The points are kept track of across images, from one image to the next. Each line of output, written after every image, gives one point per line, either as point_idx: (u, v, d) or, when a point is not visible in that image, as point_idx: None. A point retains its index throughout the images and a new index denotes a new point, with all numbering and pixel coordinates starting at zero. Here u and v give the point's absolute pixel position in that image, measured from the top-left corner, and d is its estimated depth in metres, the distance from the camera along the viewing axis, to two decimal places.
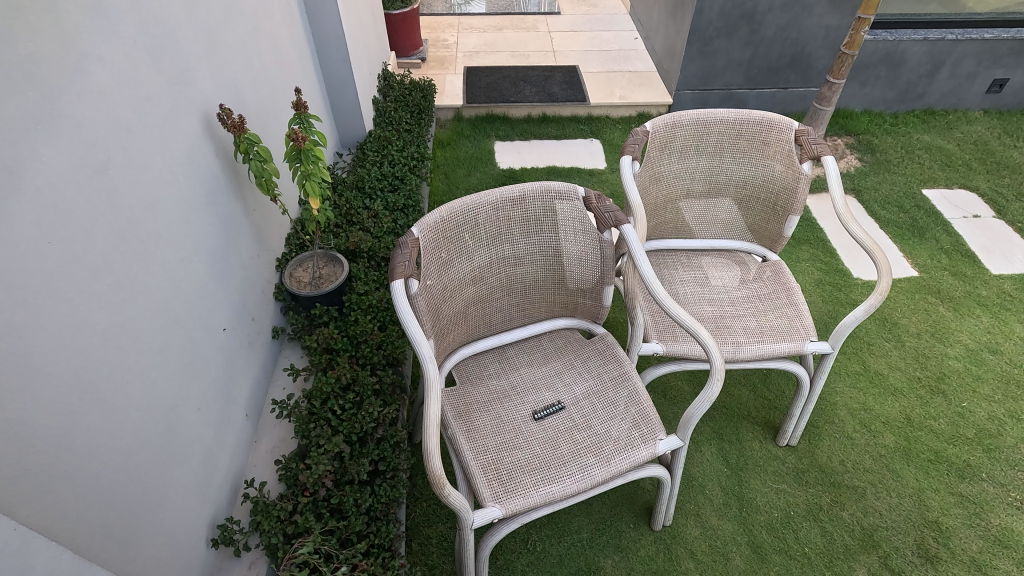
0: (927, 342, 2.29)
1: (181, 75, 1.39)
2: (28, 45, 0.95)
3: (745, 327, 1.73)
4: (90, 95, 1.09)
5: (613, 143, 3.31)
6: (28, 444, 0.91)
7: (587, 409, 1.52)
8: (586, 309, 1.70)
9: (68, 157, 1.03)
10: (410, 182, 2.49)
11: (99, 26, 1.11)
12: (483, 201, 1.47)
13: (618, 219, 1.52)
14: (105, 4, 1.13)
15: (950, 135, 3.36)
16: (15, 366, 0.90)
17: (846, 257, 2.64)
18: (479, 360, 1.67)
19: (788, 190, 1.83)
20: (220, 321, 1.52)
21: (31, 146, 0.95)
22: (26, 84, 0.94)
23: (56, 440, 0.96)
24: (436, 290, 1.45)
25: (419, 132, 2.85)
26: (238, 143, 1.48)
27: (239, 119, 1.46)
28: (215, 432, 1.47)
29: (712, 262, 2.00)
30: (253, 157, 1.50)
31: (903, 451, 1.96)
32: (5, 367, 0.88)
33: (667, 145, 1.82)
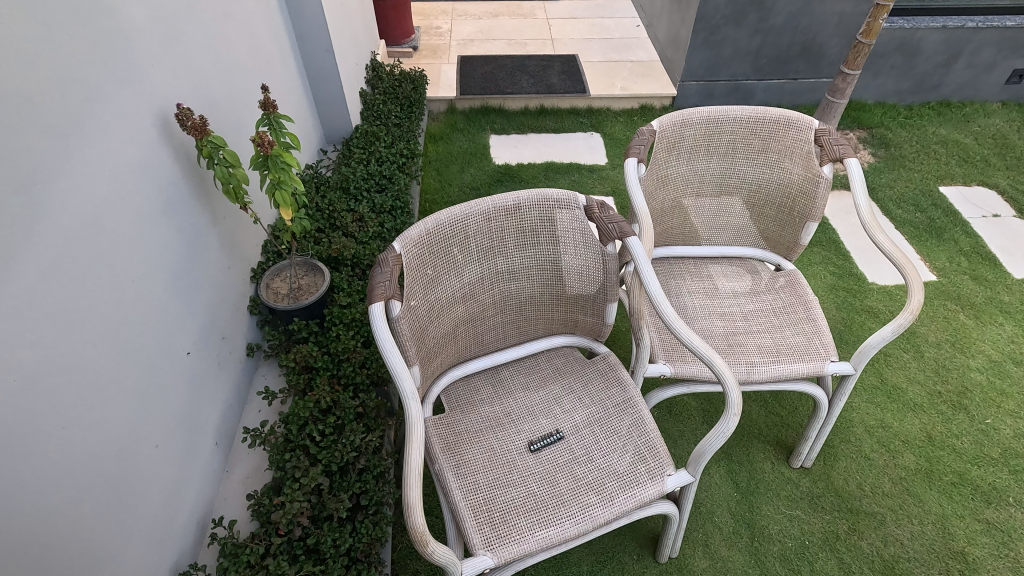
0: (948, 353, 2.16)
1: (131, 69, 1.23)
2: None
3: (759, 346, 1.59)
4: (11, 96, 0.93)
5: (614, 137, 3.15)
6: None
7: (587, 439, 1.39)
8: (587, 326, 1.56)
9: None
10: (399, 181, 2.33)
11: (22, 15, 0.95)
12: (473, 212, 1.32)
13: (622, 231, 1.38)
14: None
15: (967, 128, 3.20)
16: None
17: (859, 260, 2.51)
18: (470, 383, 1.53)
19: (806, 195, 1.68)
20: (184, 344, 1.37)
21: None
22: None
23: None
24: (421, 310, 1.31)
25: (409, 126, 2.69)
26: (201, 147, 1.32)
27: (202, 120, 1.28)
28: (178, 468, 1.32)
29: (722, 271, 1.85)
30: (218, 162, 1.34)
31: (925, 473, 1.83)
32: None
33: (676, 145, 1.68)
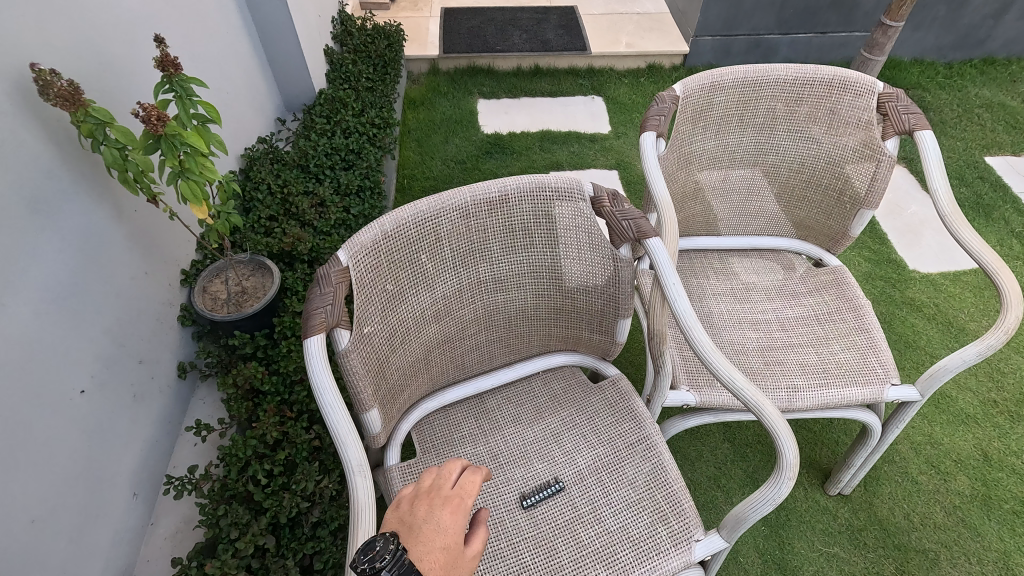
0: (1002, 353, 1.89)
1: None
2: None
3: (803, 364, 1.31)
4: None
5: (618, 101, 2.78)
6: None
7: (594, 492, 1.11)
8: (592, 344, 1.26)
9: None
10: (369, 156, 1.99)
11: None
12: (448, 207, 1.02)
13: (641, 230, 1.07)
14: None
15: (1014, 89, 2.85)
16: None
17: (897, 244, 2.21)
18: (449, 415, 1.24)
19: (858, 175, 1.38)
20: (76, 380, 1.07)
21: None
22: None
23: None
24: (380, 336, 1.02)
25: (383, 90, 2.33)
26: (78, 123, 0.98)
27: (72, 84, 0.95)
28: (74, 539, 1.04)
29: (752, 267, 1.55)
30: (106, 142, 1.01)
31: (981, 499, 1.58)
32: None
33: (702, 115, 1.35)
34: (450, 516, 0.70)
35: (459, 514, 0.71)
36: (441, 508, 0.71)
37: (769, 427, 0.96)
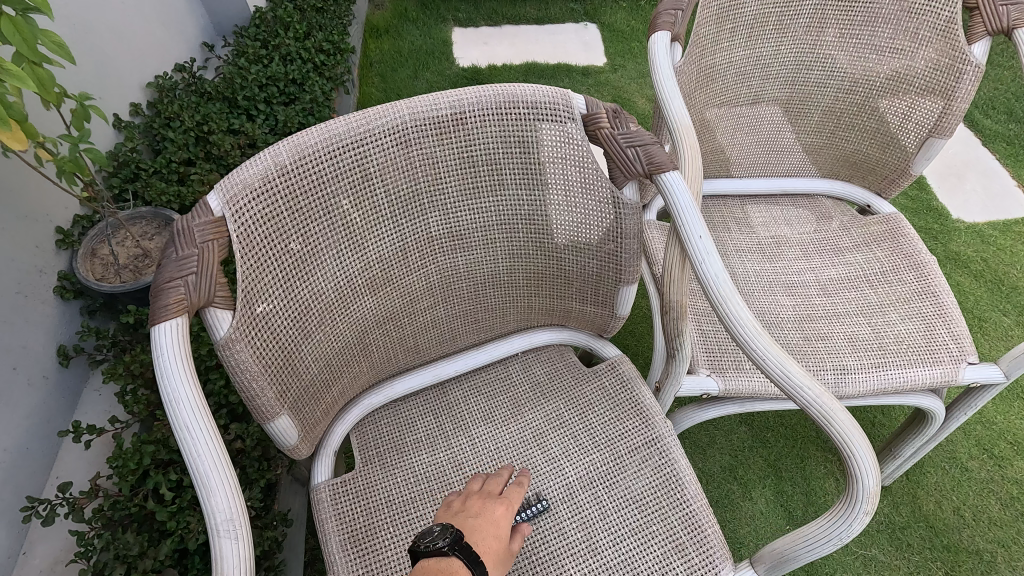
0: None
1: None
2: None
3: (853, 339, 1.03)
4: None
5: (615, 29, 2.40)
6: None
7: (587, 513, 0.85)
8: (584, 318, 0.97)
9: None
10: (315, 88, 1.64)
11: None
12: (375, 129, 0.71)
13: (653, 161, 0.76)
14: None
15: None
16: None
17: (938, 190, 1.90)
18: (400, 411, 0.96)
19: (925, 95, 1.07)
20: None
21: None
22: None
23: None
24: (284, 316, 0.72)
25: (336, 12, 1.95)
26: None
27: None
28: None
29: (782, 215, 1.25)
30: None
31: None
32: None
33: (729, 17, 1.05)
34: (502, 513, 0.71)
35: (511, 511, 0.71)
36: (493, 506, 0.71)
37: (840, 444, 0.65)
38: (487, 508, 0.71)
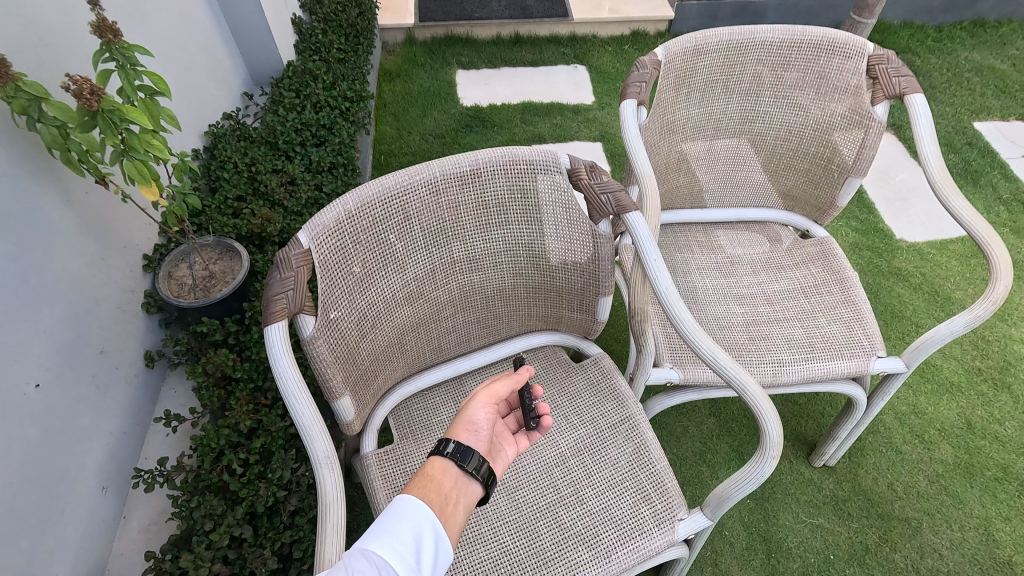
0: (987, 321, 1.87)
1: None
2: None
3: (788, 339, 1.28)
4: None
5: (602, 70, 2.69)
6: None
7: (576, 473, 1.09)
8: (573, 324, 1.23)
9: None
10: (342, 131, 1.90)
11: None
12: (415, 183, 0.96)
13: (620, 204, 1.02)
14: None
15: (1004, 53, 2.79)
16: None
17: (886, 213, 2.17)
18: (427, 399, 1.21)
19: (837, 145, 1.35)
20: (20, 373, 1.00)
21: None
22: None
23: None
24: (347, 322, 0.97)
25: (356, 62, 2.23)
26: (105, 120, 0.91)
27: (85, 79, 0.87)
28: (33, 538, 0.99)
29: (736, 239, 1.51)
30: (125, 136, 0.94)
31: (964, 468, 1.58)
32: None
33: (685, 81, 1.29)
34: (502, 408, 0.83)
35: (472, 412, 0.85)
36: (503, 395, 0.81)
37: (752, 408, 0.96)
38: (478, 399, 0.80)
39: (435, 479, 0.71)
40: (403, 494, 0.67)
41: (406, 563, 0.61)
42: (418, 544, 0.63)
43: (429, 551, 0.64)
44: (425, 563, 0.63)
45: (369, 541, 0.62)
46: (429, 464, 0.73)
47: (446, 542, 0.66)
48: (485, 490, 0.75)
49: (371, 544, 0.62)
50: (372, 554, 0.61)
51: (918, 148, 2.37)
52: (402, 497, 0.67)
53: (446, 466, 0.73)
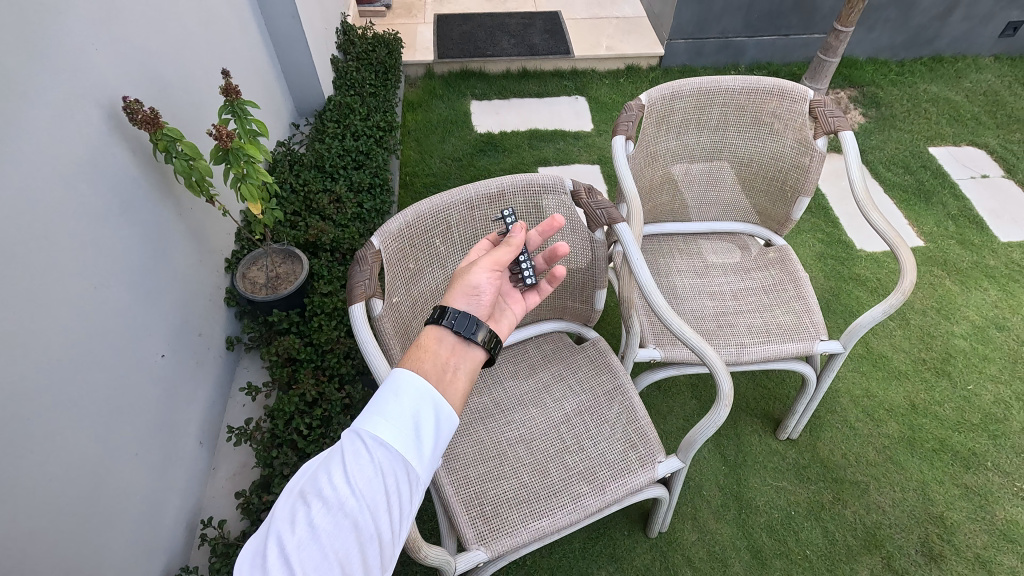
0: (933, 319, 2.17)
1: (66, 47, 1.08)
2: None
3: (750, 326, 1.58)
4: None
5: (600, 101, 3.03)
6: None
7: (578, 428, 1.38)
8: (575, 313, 1.53)
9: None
10: (377, 156, 2.22)
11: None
12: (456, 201, 1.27)
13: (611, 217, 1.33)
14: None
15: (959, 85, 3.13)
16: None
17: (848, 226, 2.48)
18: None
19: (797, 168, 1.63)
20: (156, 346, 1.29)
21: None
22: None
23: None
24: (404, 306, 1.27)
25: (386, 96, 2.56)
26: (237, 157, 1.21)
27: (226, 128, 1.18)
28: (162, 474, 1.27)
29: (711, 247, 1.82)
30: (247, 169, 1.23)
31: (907, 441, 1.87)
32: None
33: (665, 120, 1.61)
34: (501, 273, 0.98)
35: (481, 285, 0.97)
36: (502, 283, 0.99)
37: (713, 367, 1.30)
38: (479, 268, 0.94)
39: (431, 348, 0.82)
40: (397, 371, 0.75)
41: (402, 438, 0.69)
42: (411, 420, 0.70)
43: (424, 425, 0.71)
44: (421, 436, 0.70)
45: (366, 423, 0.69)
46: (426, 334, 0.84)
47: (444, 408, 0.74)
48: (485, 355, 0.86)
49: (366, 425, 0.68)
50: (370, 436, 0.67)
51: (878, 169, 2.69)
52: (395, 375, 0.74)
53: (442, 334, 0.84)
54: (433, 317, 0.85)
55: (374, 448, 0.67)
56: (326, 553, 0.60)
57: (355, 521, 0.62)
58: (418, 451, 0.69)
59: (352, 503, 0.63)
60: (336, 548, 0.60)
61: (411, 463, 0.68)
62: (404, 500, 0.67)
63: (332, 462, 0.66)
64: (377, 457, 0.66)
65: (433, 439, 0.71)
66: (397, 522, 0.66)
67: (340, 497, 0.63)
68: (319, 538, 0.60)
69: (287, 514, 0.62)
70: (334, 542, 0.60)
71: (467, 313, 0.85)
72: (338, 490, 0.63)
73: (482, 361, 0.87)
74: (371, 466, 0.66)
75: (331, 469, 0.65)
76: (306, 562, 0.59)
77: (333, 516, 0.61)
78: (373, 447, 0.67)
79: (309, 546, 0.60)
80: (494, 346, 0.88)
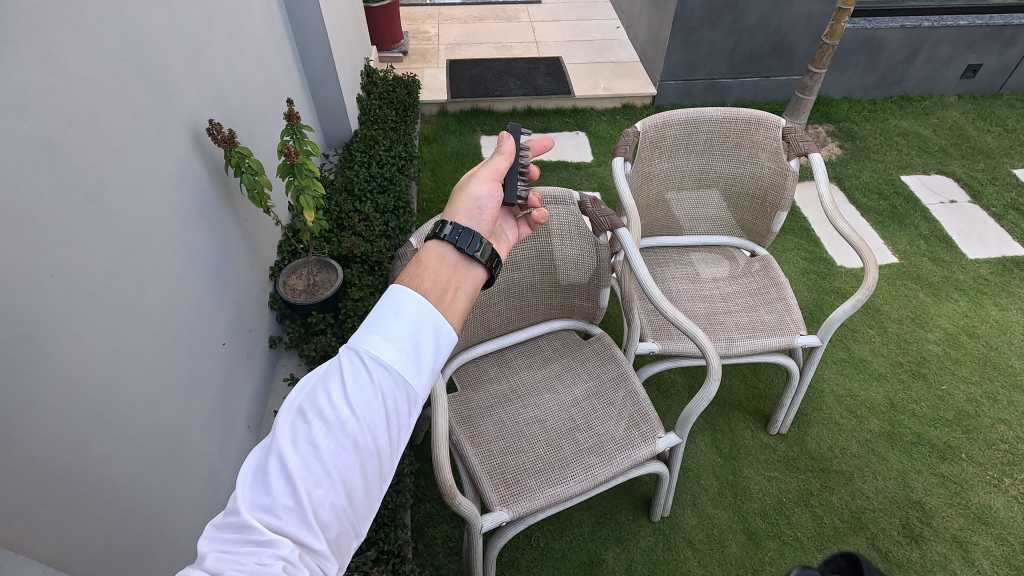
0: (909, 327, 2.36)
1: (166, 78, 1.31)
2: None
3: (737, 324, 1.78)
4: (71, 107, 1.00)
5: (599, 135, 3.31)
6: (61, 486, 0.88)
7: (587, 410, 1.56)
8: (582, 310, 1.73)
9: (57, 179, 0.95)
10: (400, 181, 2.45)
11: (73, 29, 1.01)
12: None
13: (613, 223, 1.55)
14: (78, 3, 1.03)
15: (926, 120, 3.43)
16: (39, 406, 0.86)
17: (829, 245, 2.70)
18: (479, 365, 1.68)
19: (776, 186, 1.85)
20: (219, 336, 1.47)
21: (16, 167, 0.86)
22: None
23: (85, 478, 0.93)
24: None
25: (406, 129, 2.83)
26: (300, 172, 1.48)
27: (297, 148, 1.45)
28: (221, 447, 1.43)
29: (702, 258, 2.03)
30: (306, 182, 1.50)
31: (888, 434, 2.04)
32: (36, 408, 0.85)
33: (658, 144, 1.84)
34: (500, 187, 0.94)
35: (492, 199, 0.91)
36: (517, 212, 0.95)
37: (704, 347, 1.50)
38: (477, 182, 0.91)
39: (430, 265, 0.72)
40: (395, 286, 0.65)
41: (403, 359, 0.60)
42: (413, 339, 0.61)
43: (428, 345, 0.62)
44: (425, 355, 0.62)
45: (364, 340, 0.60)
46: (425, 251, 0.75)
47: (446, 327, 0.65)
48: (486, 274, 0.78)
49: (364, 343, 0.60)
50: (368, 354, 0.59)
51: (854, 196, 2.93)
52: (393, 291, 0.65)
53: (442, 250, 0.75)
54: (433, 233, 0.76)
55: (373, 368, 0.59)
56: (328, 470, 0.55)
57: (355, 440, 0.57)
58: (422, 369, 0.61)
59: (353, 424, 0.57)
60: (337, 468, 0.55)
61: (414, 382, 0.60)
62: (406, 418, 0.61)
63: (330, 379, 0.59)
64: (377, 378, 0.59)
65: (437, 358, 0.63)
66: (399, 439, 0.60)
67: (341, 416, 0.57)
68: (320, 457, 0.55)
69: (287, 432, 0.56)
70: (334, 462, 0.55)
71: (468, 230, 0.77)
72: (337, 410, 0.57)
73: (483, 282, 0.78)
74: (370, 386, 0.58)
75: (329, 386, 0.58)
76: (306, 479, 0.54)
77: (333, 436, 0.56)
78: (372, 368, 0.59)
79: (309, 466, 0.55)
80: (495, 265, 0.80)
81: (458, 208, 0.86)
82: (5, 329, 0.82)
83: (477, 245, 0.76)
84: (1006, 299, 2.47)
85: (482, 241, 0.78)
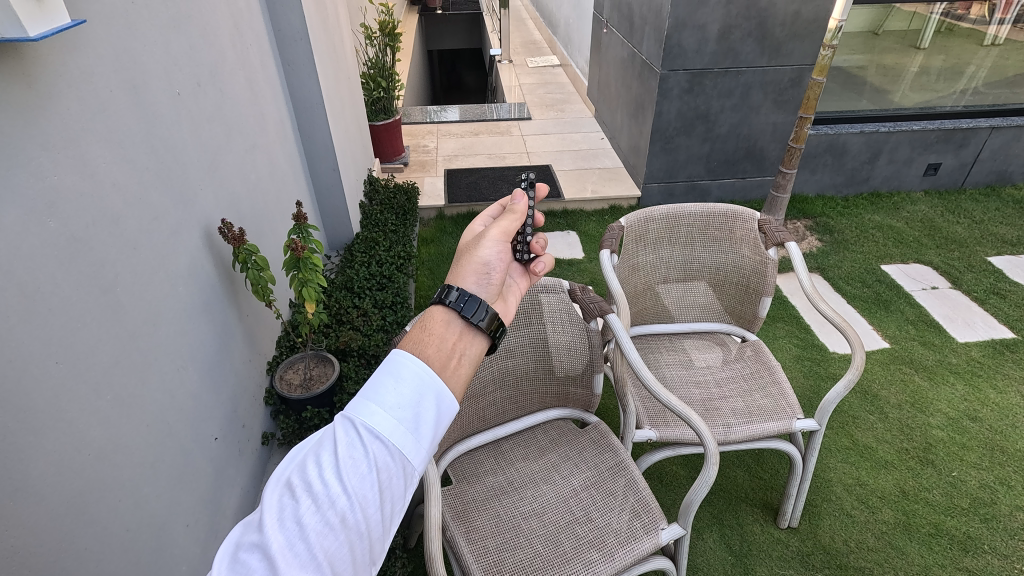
0: (909, 413, 2.33)
1: (184, 184, 1.42)
2: (37, 154, 0.95)
3: (734, 409, 1.78)
4: (95, 209, 1.08)
5: (590, 234, 3.47)
6: None
7: (587, 502, 1.51)
8: (577, 398, 1.73)
9: (73, 271, 1.01)
10: (398, 278, 2.54)
11: (106, 142, 1.13)
12: None
13: (602, 308, 1.61)
14: (114, 121, 1.16)
15: (898, 214, 3.63)
16: (26, 495, 0.85)
17: (819, 332, 2.75)
18: (475, 457, 1.65)
19: (758, 274, 1.93)
20: (212, 431, 1.46)
21: (36, 261, 0.93)
22: (30, 181, 0.93)
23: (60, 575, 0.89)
24: None
25: (405, 231, 2.99)
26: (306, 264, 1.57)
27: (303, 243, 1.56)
28: (202, 548, 1.36)
29: (693, 345, 2.07)
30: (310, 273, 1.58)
31: (904, 526, 1.95)
32: (22, 497, 0.84)
33: (642, 237, 1.95)
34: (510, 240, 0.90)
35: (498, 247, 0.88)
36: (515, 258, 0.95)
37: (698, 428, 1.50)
38: (489, 238, 0.87)
39: (435, 330, 0.73)
40: (398, 352, 0.66)
41: (400, 431, 0.60)
42: (411, 411, 0.62)
43: (427, 415, 0.63)
44: (423, 428, 0.62)
45: (360, 410, 0.61)
46: (430, 317, 0.75)
47: (448, 396, 0.66)
48: (491, 342, 0.77)
49: (361, 414, 0.60)
50: (364, 426, 0.60)
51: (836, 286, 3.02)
52: (395, 357, 0.66)
53: (448, 317, 0.75)
54: (440, 297, 0.76)
55: (369, 440, 0.59)
56: (313, 553, 0.55)
57: (343, 519, 0.56)
58: (417, 443, 0.61)
59: (343, 501, 0.56)
60: (323, 549, 0.55)
61: (409, 456, 0.60)
62: (400, 495, 0.60)
63: (322, 451, 0.60)
64: (372, 451, 0.59)
65: (436, 429, 0.64)
66: (389, 518, 0.60)
67: (331, 493, 0.57)
68: (305, 537, 0.55)
69: (273, 508, 0.57)
70: (320, 543, 0.55)
71: (475, 297, 0.78)
72: (328, 486, 0.57)
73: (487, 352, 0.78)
74: (365, 461, 0.58)
75: (321, 459, 0.59)
76: (291, 561, 0.54)
77: (322, 515, 0.56)
78: (367, 441, 0.59)
79: (293, 547, 0.55)
80: (500, 334, 0.80)
81: (467, 270, 0.83)
82: (4, 415, 0.83)
83: (481, 314, 0.76)
84: (1003, 382, 2.47)
85: (489, 311, 0.77)
